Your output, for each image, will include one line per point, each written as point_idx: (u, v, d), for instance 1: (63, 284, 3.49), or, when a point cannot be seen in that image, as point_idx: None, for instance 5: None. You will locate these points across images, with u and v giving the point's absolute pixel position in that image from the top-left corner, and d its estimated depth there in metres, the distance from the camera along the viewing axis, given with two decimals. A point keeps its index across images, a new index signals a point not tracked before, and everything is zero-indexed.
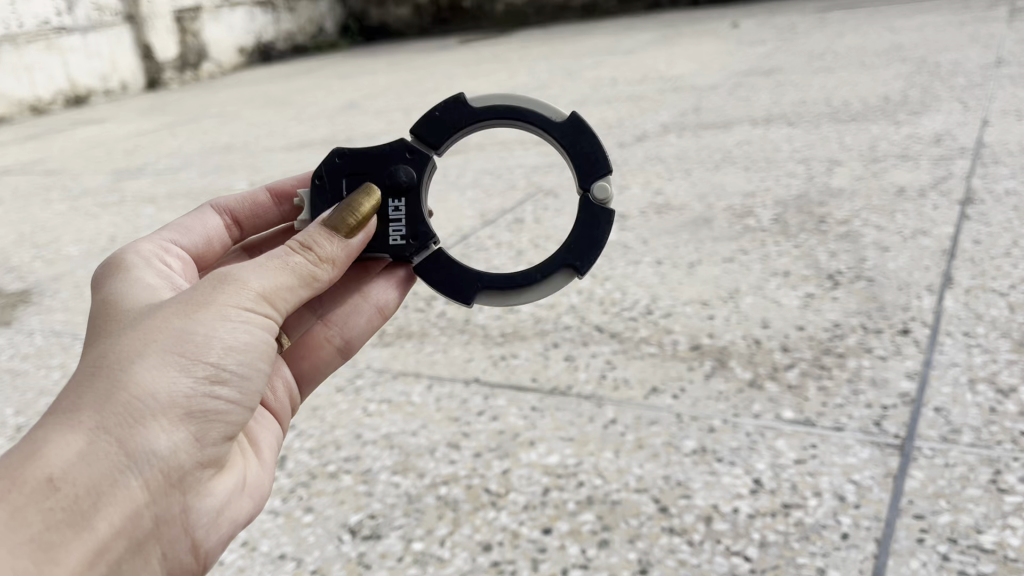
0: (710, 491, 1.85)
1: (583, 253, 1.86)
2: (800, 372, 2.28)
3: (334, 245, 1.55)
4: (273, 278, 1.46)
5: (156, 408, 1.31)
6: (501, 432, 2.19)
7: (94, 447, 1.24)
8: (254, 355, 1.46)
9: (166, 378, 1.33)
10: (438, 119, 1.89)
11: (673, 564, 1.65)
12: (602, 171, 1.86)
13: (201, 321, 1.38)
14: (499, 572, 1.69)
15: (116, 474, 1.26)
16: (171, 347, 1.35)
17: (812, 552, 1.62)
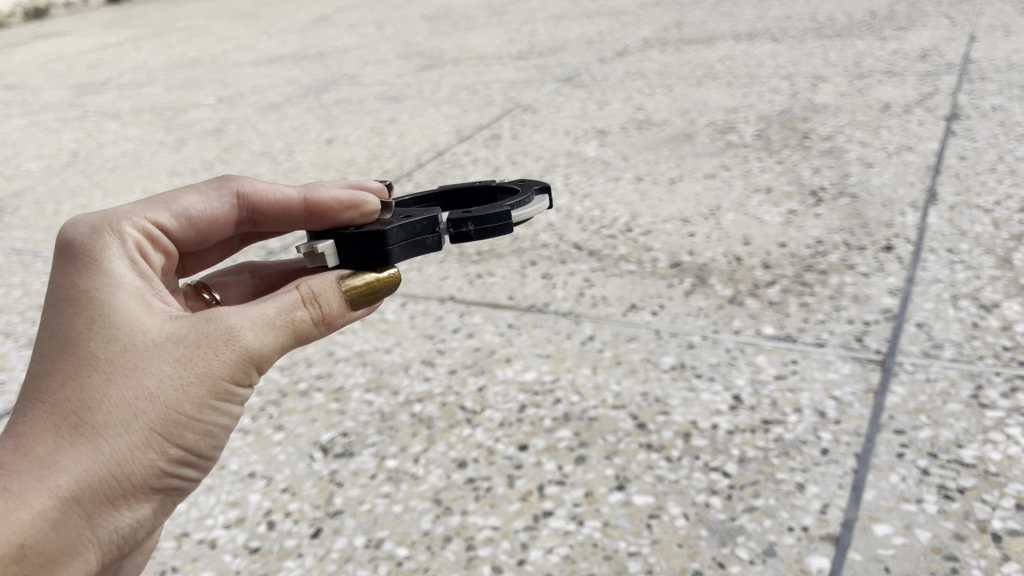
0: (688, 407, 1.82)
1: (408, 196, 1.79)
2: (781, 289, 2.24)
3: (343, 316, 1.28)
4: (268, 349, 1.21)
5: (126, 479, 1.14)
6: (477, 349, 2.14)
7: (63, 518, 1.09)
8: (231, 420, 1.26)
9: (142, 448, 1.14)
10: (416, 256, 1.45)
11: (651, 480, 1.62)
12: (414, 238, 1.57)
13: (194, 387, 1.16)
14: (474, 489, 1.66)
15: (76, 543, 1.11)
16: (155, 411, 1.14)
17: (792, 467, 1.60)
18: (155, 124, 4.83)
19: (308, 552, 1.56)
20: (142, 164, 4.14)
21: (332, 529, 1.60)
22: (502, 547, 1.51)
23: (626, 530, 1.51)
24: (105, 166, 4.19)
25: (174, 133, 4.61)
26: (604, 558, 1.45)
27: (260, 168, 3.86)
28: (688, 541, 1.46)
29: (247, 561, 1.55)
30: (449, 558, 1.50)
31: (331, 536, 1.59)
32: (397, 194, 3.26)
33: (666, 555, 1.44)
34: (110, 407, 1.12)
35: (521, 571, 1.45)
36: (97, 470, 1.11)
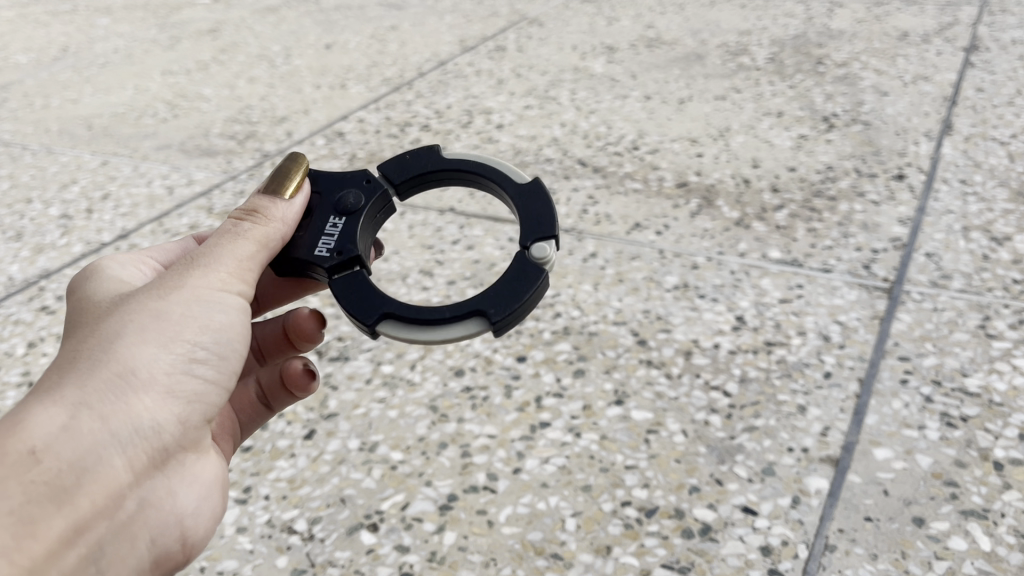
0: (690, 326, 1.79)
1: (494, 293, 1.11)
2: (789, 214, 2.19)
3: (277, 206, 1.15)
4: (229, 252, 1.10)
5: (140, 382, 1.02)
6: (477, 262, 2.10)
7: (77, 422, 0.96)
8: (236, 331, 1.12)
9: (145, 353, 1.02)
10: (402, 160, 1.30)
11: (650, 395, 1.60)
12: (553, 226, 1.17)
13: (176, 294, 1.06)
14: (471, 398, 1.64)
15: (99, 455, 0.97)
16: (148, 321, 1.04)
17: (794, 389, 1.58)
18: (148, 21, 4.66)
19: (301, 453, 1.54)
20: (134, 61, 4.01)
21: (326, 432, 1.58)
22: (498, 455, 1.49)
23: (624, 443, 1.49)
24: (95, 62, 4.05)
25: (168, 31, 4.45)
26: (600, 471, 1.44)
27: (257, 71, 3.74)
28: (686, 457, 1.45)
29: (238, 459, 1.53)
30: (443, 464, 1.48)
31: (325, 439, 1.57)
32: (397, 103, 3.18)
33: (663, 470, 1.43)
34: (99, 330, 1.03)
35: (517, 479, 1.44)
36: (104, 375, 0.99)
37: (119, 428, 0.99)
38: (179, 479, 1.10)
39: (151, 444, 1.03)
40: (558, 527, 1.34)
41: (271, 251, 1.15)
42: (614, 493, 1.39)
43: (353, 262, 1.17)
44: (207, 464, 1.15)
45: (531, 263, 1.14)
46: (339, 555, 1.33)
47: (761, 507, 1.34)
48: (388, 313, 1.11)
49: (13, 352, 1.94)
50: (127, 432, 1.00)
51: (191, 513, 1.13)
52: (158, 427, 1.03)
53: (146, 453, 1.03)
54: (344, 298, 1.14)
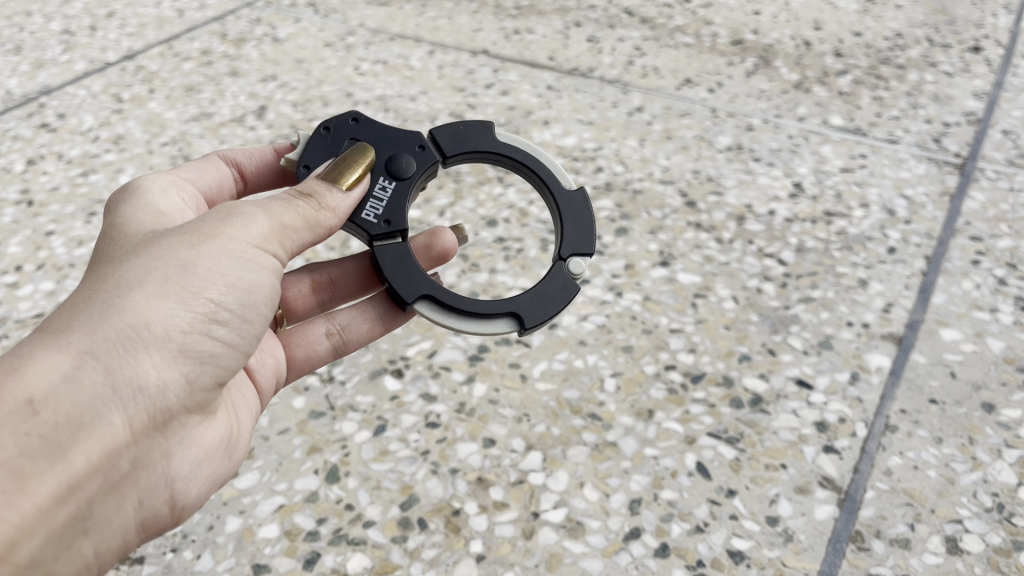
0: (744, 190, 1.66)
1: (535, 297, 1.13)
2: (854, 80, 2.02)
3: (331, 195, 1.04)
4: (270, 214, 0.97)
5: (152, 338, 0.87)
6: (512, 108, 1.93)
7: (81, 373, 0.82)
8: (262, 295, 0.98)
9: (162, 304, 0.88)
10: (457, 132, 1.24)
11: (698, 259, 1.48)
12: (591, 241, 1.18)
13: (206, 243, 0.93)
14: (504, 249, 1.52)
15: (99, 410, 0.83)
16: (169, 270, 0.90)
17: (855, 263, 1.46)
18: None
19: None
20: None
21: None
22: None
23: (669, 306, 1.38)
24: None
25: None
26: (643, 332, 1.33)
27: None
28: (736, 324, 1.34)
29: None
30: None
31: None
32: None
33: (711, 336, 1.32)
34: (118, 274, 0.89)
35: (552, 336, 1.33)
36: (114, 324, 0.85)
37: (123, 383, 0.85)
38: (179, 441, 0.95)
39: (156, 403, 0.89)
40: (596, 387, 1.24)
41: (317, 235, 1.03)
42: (657, 356, 1.29)
43: (397, 232, 1.14)
44: (214, 425, 1.00)
45: (565, 275, 1.15)
46: (361, 400, 1.23)
47: (816, 381, 1.24)
48: (428, 297, 1.12)
49: (11, 169, 1.80)
50: (130, 390, 0.86)
51: (187, 483, 0.97)
52: (165, 386, 0.89)
53: (148, 413, 0.88)
54: (388, 264, 1.13)
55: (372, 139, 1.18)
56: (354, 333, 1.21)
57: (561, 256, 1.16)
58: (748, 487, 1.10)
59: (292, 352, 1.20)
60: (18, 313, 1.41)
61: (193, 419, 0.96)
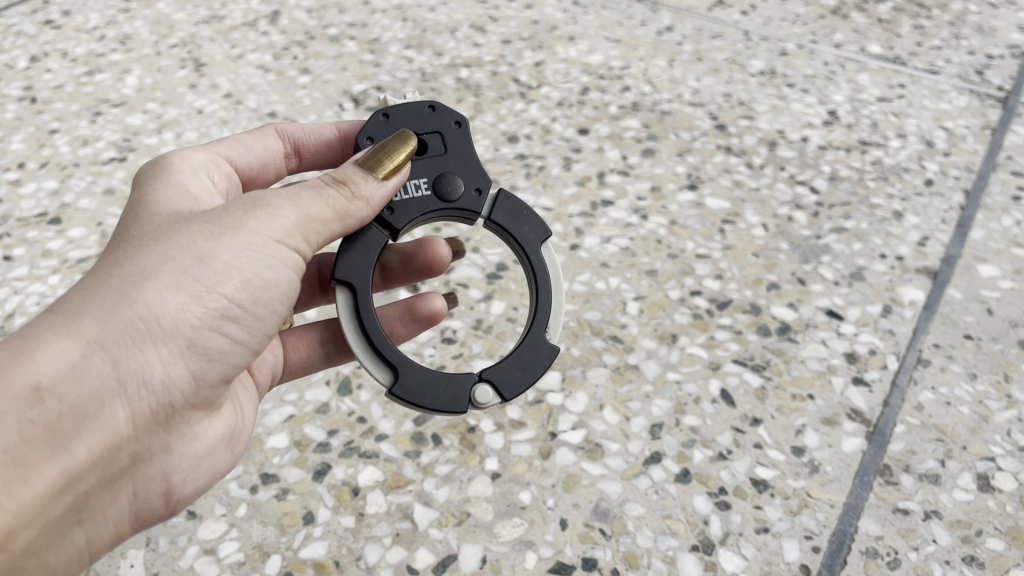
0: (776, 116, 1.59)
1: (427, 384, 0.89)
2: (894, 7, 1.93)
3: (367, 182, 0.85)
4: (297, 204, 0.82)
5: (161, 330, 0.76)
6: (536, 22, 1.85)
7: (85, 365, 0.73)
8: (286, 288, 0.85)
9: (175, 295, 0.77)
10: (519, 212, 0.98)
11: (727, 185, 1.42)
12: (518, 391, 0.91)
13: (229, 232, 0.79)
14: (526, 165, 1.45)
15: (100, 401, 0.74)
16: (186, 255, 0.78)
17: (890, 194, 1.41)
18: None
19: None
20: None
21: None
22: (554, 229, 1.32)
23: (696, 231, 1.33)
24: None
25: None
26: (668, 256, 1.28)
27: None
28: (765, 253, 1.29)
29: None
30: None
31: None
32: None
33: (739, 262, 1.28)
34: (135, 254, 0.78)
35: (574, 257, 1.28)
36: (122, 312, 0.75)
37: (127, 377, 0.75)
38: (183, 437, 0.84)
39: (160, 399, 0.78)
40: (618, 310, 1.20)
41: (344, 226, 0.86)
42: (682, 281, 1.24)
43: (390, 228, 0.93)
44: (222, 422, 0.89)
45: (467, 387, 0.89)
46: None
47: (847, 313, 1.20)
48: (353, 298, 0.90)
49: (14, 66, 1.73)
50: (134, 384, 0.75)
51: (188, 483, 0.87)
52: (170, 382, 0.78)
53: (152, 408, 0.78)
54: (350, 239, 0.91)
55: (448, 151, 0.97)
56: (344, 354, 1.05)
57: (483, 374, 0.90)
58: (774, 417, 1.06)
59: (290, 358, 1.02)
60: (21, 212, 1.35)
61: (200, 415, 0.85)
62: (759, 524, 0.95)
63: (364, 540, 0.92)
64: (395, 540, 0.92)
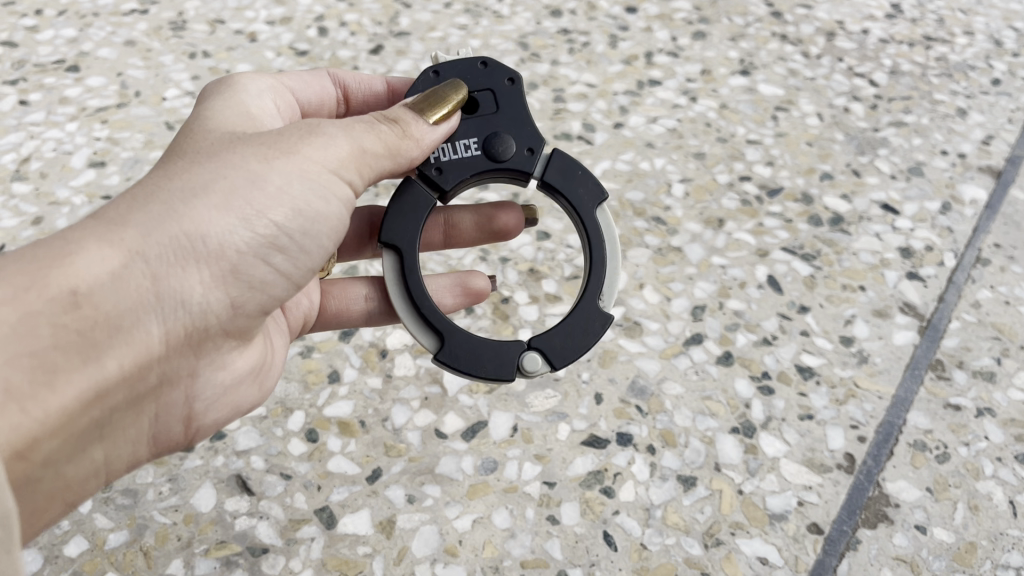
0: (837, 5, 1.48)
1: (474, 350, 0.79)
2: None
3: (420, 126, 0.76)
4: (352, 134, 0.72)
5: (206, 252, 0.67)
6: None
7: (126, 275, 0.63)
8: (332, 229, 0.75)
9: (223, 215, 0.67)
10: (574, 172, 0.86)
11: (782, 73, 1.34)
12: (572, 358, 0.80)
13: (285, 155, 0.70)
14: (569, 41, 1.36)
15: (138, 315, 0.63)
16: (239, 174, 0.68)
17: (954, 92, 1.32)
18: None
19: (366, 69, 1.28)
20: None
21: (395, 50, 1.31)
22: (598, 106, 1.25)
23: (747, 117, 1.26)
24: None
25: None
26: (717, 140, 1.21)
27: None
28: (820, 142, 1.22)
29: (291, 63, 1.27)
30: (532, 106, 1.24)
31: (394, 58, 1.30)
32: None
33: (792, 151, 1.21)
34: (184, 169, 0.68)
35: (617, 135, 1.21)
36: (168, 226, 0.65)
37: (168, 297, 0.65)
38: (208, 362, 0.74)
39: (195, 322, 0.69)
40: (663, 191, 1.13)
41: (393, 169, 0.77)
42: (732, 166, 1.18)
43: (438, 189, 0.85)
44: (250, 353, 0.78)
45: (512, 356, 0.79)
46: None
47: (903, 208, 1.13)
48: (396, 262, 0.82)
49: None
50: (173, 305, 0.66)
51: (209, 413, 0.77)
52: (208, 307, 0.69)
53: (185, 332, 0.68)
54: (396, 201, 0.83)
55: (500, 108, 0.86)
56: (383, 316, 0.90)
57: (532, 341, 0.80)
58: (822, 306, 1.01)
59: (325, 306, 0.88)
60: (38, 57, 1.27)
61: (228, 343, 0.75)
62: (803, 410, 0.90)
63: (392, 402, 0.89)
64: (423, 404, 0.89)
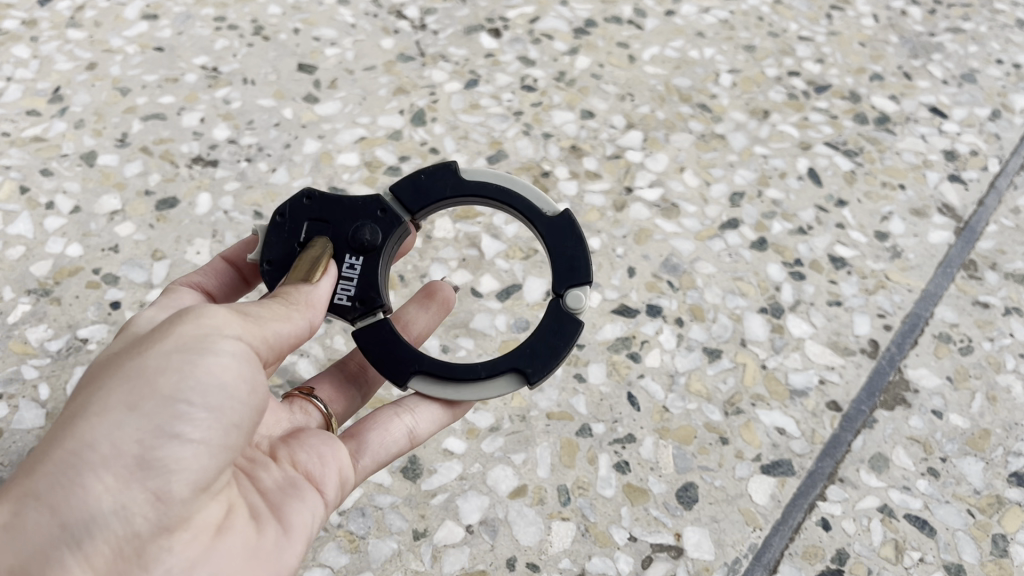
0: None
1: (545, 340, 0.72)
2: None
3: (300, 289, 0.67)
4: (221, 312, 0.61)
5: (100, 457, 0.54)
6: None
7: (20, 517, 0.53)
8: (243, 388, 0.59)
9: (102, 419, 0.55)
10: (423, 184, 0.77)
11: None
12: (587, 261, 0.74)
13: (159, 338, 0.58)
14: None
15: (46, 554, 0.52)
16: (102, 392, 0.56)
17: (1016, 2, 1.29)
18: None
19: None
20: None
21: None
22: None
23: (801, 14, 1.24)
24: None
25: None
26: (769, 35, 1.20)
27: None
28: (873, 43, 1.21)
29: None
30: None
31: None
32: None
33: (844, 50, 1.19)
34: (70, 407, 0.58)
35: (668, 22, 1.20)
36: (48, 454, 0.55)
37: (69, 518, 0.53)
38: (170, 570, 0.55)
39: (121, 530, 0.54)
40: (710, 80, 1.13)
41: (295, 342, 0.66)
42: (781, 60, 1.17)
43: (378, 307, 0.73)
44: (225, 536, 0.58)
45: (562, 312, 0.73)
46: (454, 52, 1.12)
47: (952, 112, 1.12)
48: (422, 373, 0.71)
49: None
50: (80, 525, 0.53)
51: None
52: (128, 511, 0.54)
53: (114, 547, 0.54)
54: (372, 349, 0.72)
55: (331, 218, 0.74)
56: (429, 419, 0.72)
57: (558, 289, 0.73)
58: (860, 201, 1.01)
59: (360, 454, 0.70)
60: None
61: (193, 541, 0.57)
62: (832, 297, 0.92)
63: (430, 262, 0.91)
64: (461, 265, 0.91)
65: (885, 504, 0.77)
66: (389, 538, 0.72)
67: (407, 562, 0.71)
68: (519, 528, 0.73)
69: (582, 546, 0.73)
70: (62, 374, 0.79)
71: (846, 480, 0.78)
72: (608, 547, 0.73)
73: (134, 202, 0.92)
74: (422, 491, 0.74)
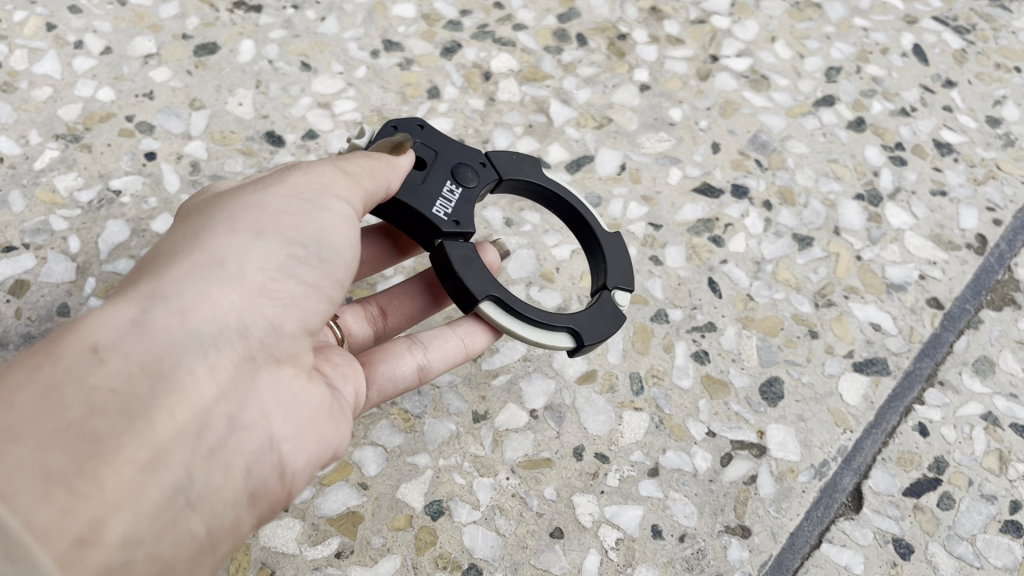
0: None
1: (603, 316, 0.64)
2: None
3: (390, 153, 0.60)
4: (327, 163, 0.57)
5: (228, 273, 0.49)
6: None
7: (149, 316, 0.46)
8: (345, 240, 0.55)
9: (229, 239, 0.50)
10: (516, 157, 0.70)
11: None
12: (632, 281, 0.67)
13: (272, 182, 0.55)
14: None
15: (179, 352, 0.45)
16: (224, 216, 0.52)
17: None
18: None
19: None
20: None
21: None
22: None
23: None
24: None
25: None
26: None
27: None
28: None
29: None
30: None
31: None
32: None
33: None
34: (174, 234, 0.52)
35: None
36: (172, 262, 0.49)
37: (201, 322, 0.47)
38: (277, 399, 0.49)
39: (242, 347, 0.48)
40: None
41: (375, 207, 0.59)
42: None
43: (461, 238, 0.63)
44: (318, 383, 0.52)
45: (609, 305, 0.65)
46: None
47: None
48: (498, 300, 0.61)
49: None
50: (209, 333, 0.47)
51: (300, 458, 0.50)
52: (249, 330, 0.48)
53: (234, 364, 0.47)
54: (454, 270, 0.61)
55: (439, 150, 0.66)
56: (446, 359, 0.62)
57: (608, 282, 0.67)
58: (970, 83, 0.91)
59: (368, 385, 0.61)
60: None
61: (296, 378, 0.51)
62: (936, 186, 0.83)
63: (493, 126, 0.81)
64: (527, 132, 0.81)
65: (989, 412, 0.70)
66: (447, 419, 0.66)
67: (466, 445, 0.65)
68: (588, 417, 0.67)
69: (656, 440, 0.66)
70: (93, 227, 0.72)
71: (947, 384, 0.71)
72: (684, 442, 0.66)
73: (170, 46, 0.83)
74: (483, 372, 0.68)
